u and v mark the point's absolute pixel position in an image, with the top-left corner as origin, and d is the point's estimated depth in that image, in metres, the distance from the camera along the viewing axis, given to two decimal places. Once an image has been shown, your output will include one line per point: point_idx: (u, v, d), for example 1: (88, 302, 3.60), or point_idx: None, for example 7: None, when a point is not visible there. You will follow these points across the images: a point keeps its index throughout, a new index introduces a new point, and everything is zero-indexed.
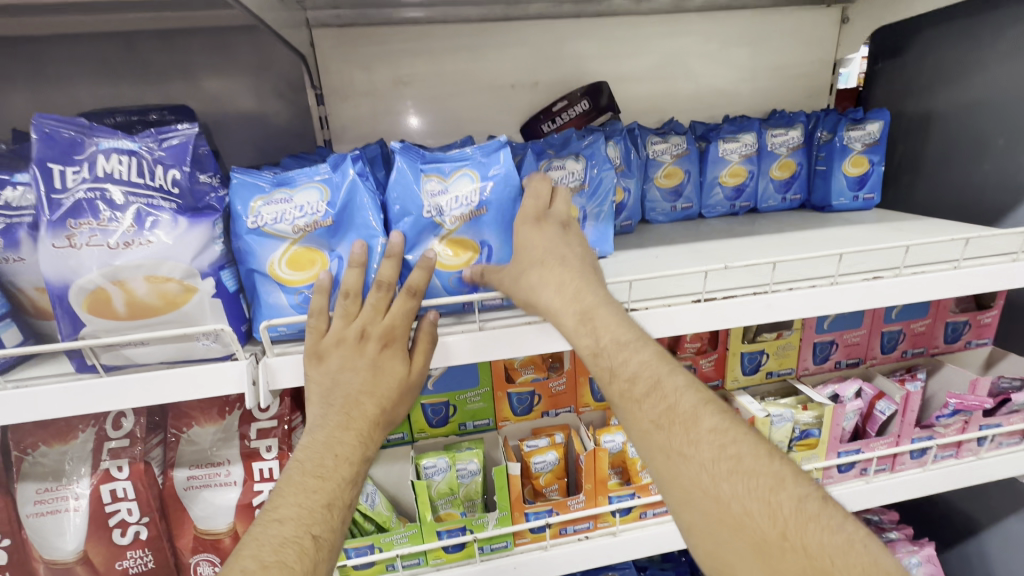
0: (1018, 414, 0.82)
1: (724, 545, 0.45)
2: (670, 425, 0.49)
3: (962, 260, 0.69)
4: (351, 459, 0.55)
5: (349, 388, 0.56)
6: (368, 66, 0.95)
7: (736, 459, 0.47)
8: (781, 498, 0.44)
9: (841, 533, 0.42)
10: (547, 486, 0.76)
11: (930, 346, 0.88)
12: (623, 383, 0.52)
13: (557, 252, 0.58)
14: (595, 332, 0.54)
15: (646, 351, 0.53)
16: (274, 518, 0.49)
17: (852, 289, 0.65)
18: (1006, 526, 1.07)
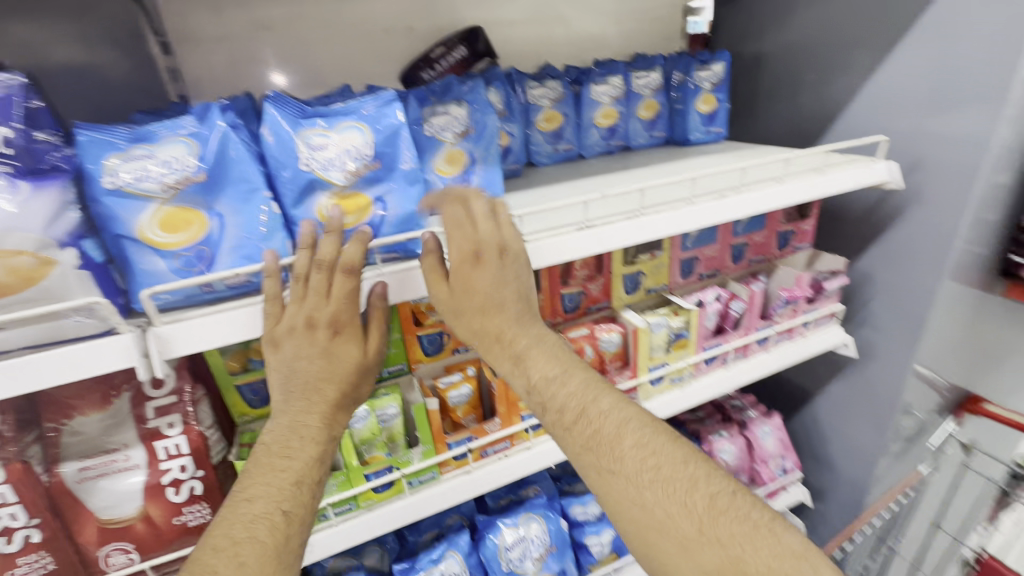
0: (830, 298, 1.04)
1: (654, 546, 0.53)
2: (596, 445, 0.57)
3: (785, 178, 0.84)
4: (316, 440, 0.59)
5: (303, 376, 0.60)
6: (218, 9, 0.87)
7: (657, 470, 0.55)
8: (696, 498, 0.53)
9: (748, 521, 0.51)
10: (465, 416, 0.82)
11: (768, 254, 1.05)
12: (555, 415, 0.60)
13: (488, 307, 0.63)
14: (526, 371, 0.62)
15: (572, 383, 0.61)
16: (246, 498, 0.53)
17: (705, 208, 0.77)
18: (829, 390, 1.36)
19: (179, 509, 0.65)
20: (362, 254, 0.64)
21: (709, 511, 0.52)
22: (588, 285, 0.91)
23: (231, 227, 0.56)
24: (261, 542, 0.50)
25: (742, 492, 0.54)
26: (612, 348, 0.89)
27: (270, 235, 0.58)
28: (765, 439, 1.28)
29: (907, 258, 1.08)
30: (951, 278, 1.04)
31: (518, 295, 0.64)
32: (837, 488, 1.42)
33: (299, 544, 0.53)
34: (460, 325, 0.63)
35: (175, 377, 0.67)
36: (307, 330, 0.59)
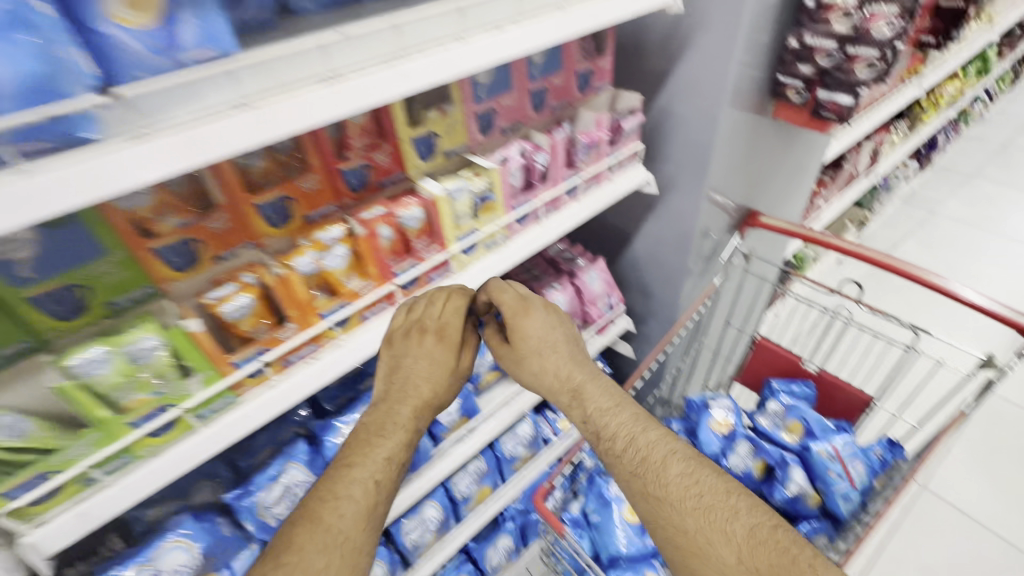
0: (628, 139, 1.06)
1: (693, 557, 0.63)
2: (644, 470, 0.69)
3: (567, 4, 0.76)
4: (407, 427, 0.77)
5: (430, 379, 0.81)
6: None
7: (698, 498, 0.65)
8: (734, 527, 0.62)
9: (772, 542, 0.61)
10: (253, 328, 0.70)
11: (570, 99, 1.01)
12: (608, 443, 0.73)
13: (550, 343, 0.83)
14: (581, 404, 0.78)
15: (619, 416, 0.75)
16: (351, 464, 0.72)
17: (479, 45, 0.67)
18: (646, 229, 1.47)
19: None
20: None
21: (748, 541, 0.61)
22: (373, 155, 0.79)
23: None
24: (353, 501, 0.67)
25: (786, 529, 0.62)
26: (414, 225, 0.81)
27: None
28: (590, 283, 1.39)
29: (696, 89, 1.12)
30: (730, 105, 1.11)
31: (572, 347, 0.84)
32: (655, 312, 1.63)
33: (383, 508, 0.70)
34: (519, 365, 0.85)
35: None
36: (440, 338, 0.80)
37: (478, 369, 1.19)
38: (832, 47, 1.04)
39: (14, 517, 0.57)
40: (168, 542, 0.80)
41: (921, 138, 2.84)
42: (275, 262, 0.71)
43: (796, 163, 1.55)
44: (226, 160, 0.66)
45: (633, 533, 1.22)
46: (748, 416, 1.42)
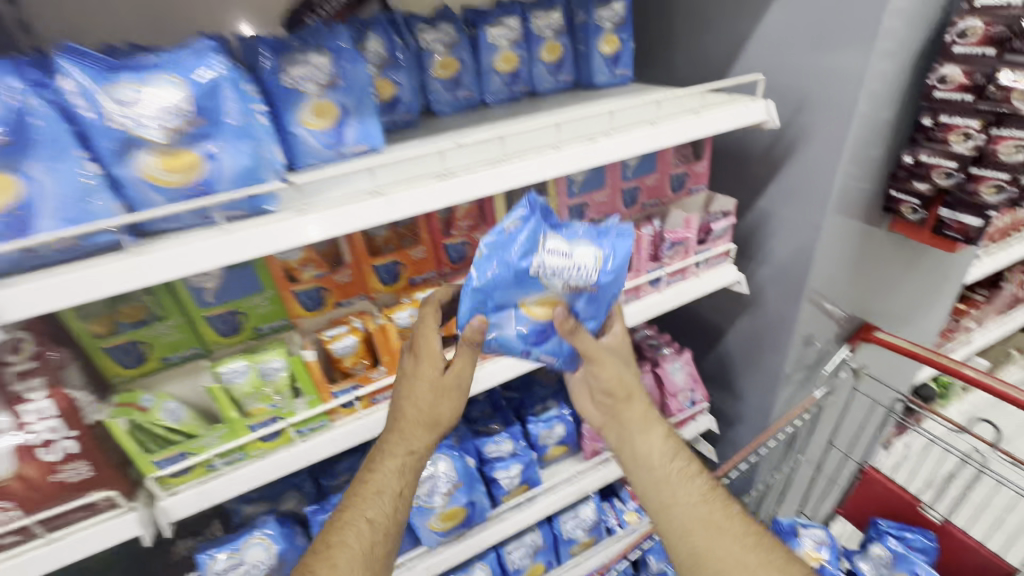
0: (720, 238, 1.08)
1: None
2: (710, 506, 0.75)
3: (658, 120, 0.85)
4: (393, 454, 0.79)
5: (411, 396, 0.78)
6: None
7: (757, 536, 0.73)
8: (789, 564, 0.70)
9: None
10: (353, 365, 0.84)
11: (663, 197, 1.07)
12: (668, 489, 0.76)
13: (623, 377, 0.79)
14: (648, 431, 0.79)
15: (686, 467, 0.78)
16: (349, 506, 0.78)
17: (571, 154, 0.78)
18: (738, 326, 1.42)
19: (56, 466, 0.67)
20: (202, 213, 0.62)
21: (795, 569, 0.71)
22: (474, 235, 0.92)
23: (43, 189, 0.54)
24: (346, 547, 0.73)
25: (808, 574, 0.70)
26: None
27: (94, 196, 0.56)
28: (674, 375, 1.35)
29: (796, 198, 1.13)
30: (832, 212, 1.09)
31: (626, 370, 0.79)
32: (745, 417, 1.52)
33: (378, 548, 0.75)
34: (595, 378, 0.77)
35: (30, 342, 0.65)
36: (416, 355, 0.78)
37: (545, 440, 1.23)
38: (951, 166, 1.00)
39: (158, 483, 0.75)
40: (254, 536, 0.93)
41: None
42: (380, 313, 0.85)
43: (927, 279, 1.42)
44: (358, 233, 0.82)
45: (521, 334, 0.73)
46: (845, 558, 1.26)
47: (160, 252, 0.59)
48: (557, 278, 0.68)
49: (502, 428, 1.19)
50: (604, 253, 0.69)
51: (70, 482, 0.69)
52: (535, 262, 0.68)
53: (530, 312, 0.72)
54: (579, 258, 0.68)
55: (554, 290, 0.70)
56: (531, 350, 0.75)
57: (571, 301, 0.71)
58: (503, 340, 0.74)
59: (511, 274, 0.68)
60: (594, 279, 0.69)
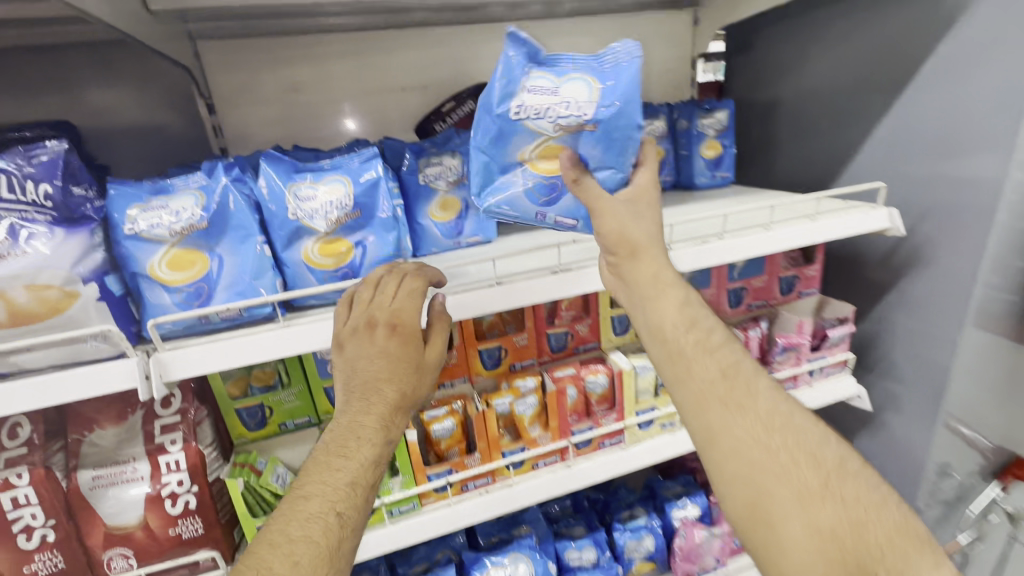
0: (836, 346, 1.00)
1: (767, 494, 0.55)
2: (735, 390, 0.60)
3: (772, 223, 0.85)
4: (371, 442, 0.61)
5: (394, 373, 0.64)
6: (273, 67, 1.09)
7: (786, 417, 0.60)
8: (824, 453, 0.57)
9: (872, 490, 0.55)
10: (448, 449, 0.84)
11: (770, 298, 1.04)
12: (681, 361, 0.62)
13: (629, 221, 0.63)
14: (659, 293, 0.64)
15: (703, 334, 0.64)
16: (306, 496, 0.57)
17: (684, 253, 0.79)
18: (855, 444, 1.27)
19: (174, 520, 0.71)
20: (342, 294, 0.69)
21: (835, 468, 0.57)
22: (575, 325, 0.93)
23: (227, 268, 0.63)
24: (312, 541, 0.53)
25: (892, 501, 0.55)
26: (598, 390, 0.89)
27: (264, 276, 0.64)
28: None
29: (926, 308, 1.04)
30: (975, 325, 0.98)
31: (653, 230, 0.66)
32: None
33: (349, 547, 0.56)
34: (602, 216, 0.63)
35: (180, 398, 0.73)
36: (383, 325, 0.64)
37: (632, 553, 1.11)
38: None
39: None
40: None
41: None
42: (479, 398, 0.86)
43: None
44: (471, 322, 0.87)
45: (528, 191, 0.66)
46: None
47: (303, 328, 0.66)
48: (547, 116, 0.62)
49: (585, 533, 1.10)
50: (601, 84, 0.61)
51: (182, 538, 0.72)
52: (515, 105, 0.62)
53: (536, 166, 0.65)
54: (569, 95, 0.61)
55: (548, 134, 0.63)
56: (546, 210, 0.67)
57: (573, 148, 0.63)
58: (511, 205, 0.67)
59: (506, 120, 0.63)
60: (590, 115, 0.61)
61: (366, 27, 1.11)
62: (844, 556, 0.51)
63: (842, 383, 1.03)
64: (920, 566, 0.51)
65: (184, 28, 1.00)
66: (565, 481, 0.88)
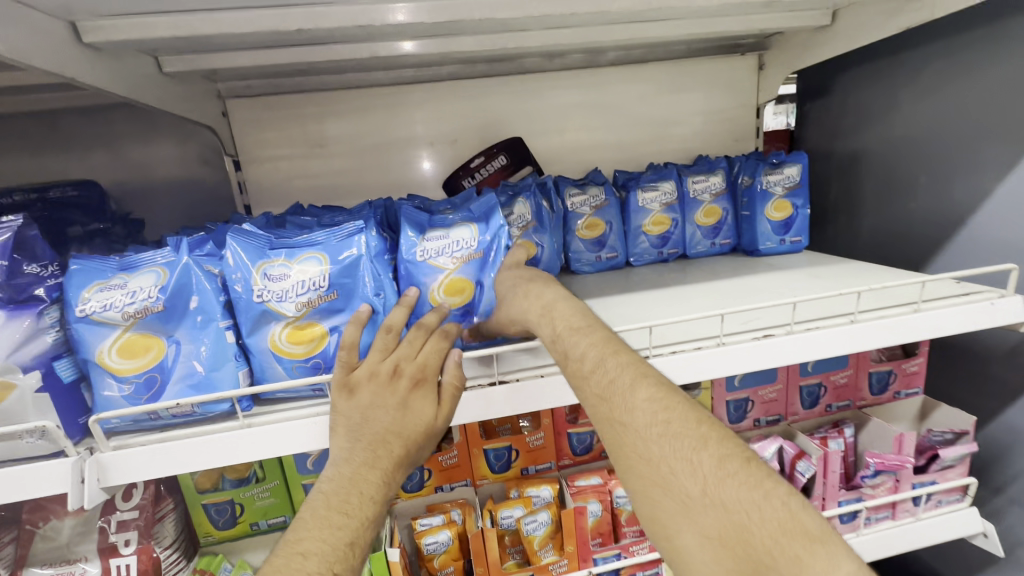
0: (952, 469, 0.77)
1: (657, 506, 0.42)
2: (612, 397, 0.47)
3: (859, 313, 0.67)
4: (376, 498, 0.51)
5: (405, 427, 0.54)
6: (300, 122, 1.06)
7: (668, 425, 0.44)
8: (702, 457, 0.41)
9: (758, 487, 0.39)
10: (441, 568, 0.70)
11: (856, 398, 0.84)
12: (574, 364, 0.51)
13: (538, 279, 0.60)
14: (552, 321, 0.55)
15: (595, 336, 0.52)
16: (302, 554, 0.45)
17: (739, 349, 0.62)
18: None
19: None
20: (314, 387, 0.59)
21: (717, 474, 0.41)
22: None
23: (183, 356, 0.55)
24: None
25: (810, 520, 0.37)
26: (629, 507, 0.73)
27: (225, 365, 0.55)
28: None
29: None
30: None
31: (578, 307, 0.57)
32: None
33: None
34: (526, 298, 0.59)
35: (142, 491, 0.65)
36: (393, 371, 0.56)
37: None
38: None
39: None
40: None
41: None
42: (482, 507, 0.72)
43: None
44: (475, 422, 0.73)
45: None
46: None
47: (264, 429, 0.56)
48: (444, 251, 0.65)
49: None
50: (476, 223, 0.68)
51: None
52: (417, 247, 0.65)
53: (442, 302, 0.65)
54: (457, 235, 0.66)
55: (448, 269, 0.65)
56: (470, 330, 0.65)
57: (470, 275, 0.66)
58: None
59: (410, 266, 0.64)
60: (477, 246, 0.66)
61: (388, 81, 1.06)
62: (740, 564, 0.37)
63: (962, 518, 0.78)
64: (836, 569, 0.35)
65: (213, 86, 0.99)
66: None
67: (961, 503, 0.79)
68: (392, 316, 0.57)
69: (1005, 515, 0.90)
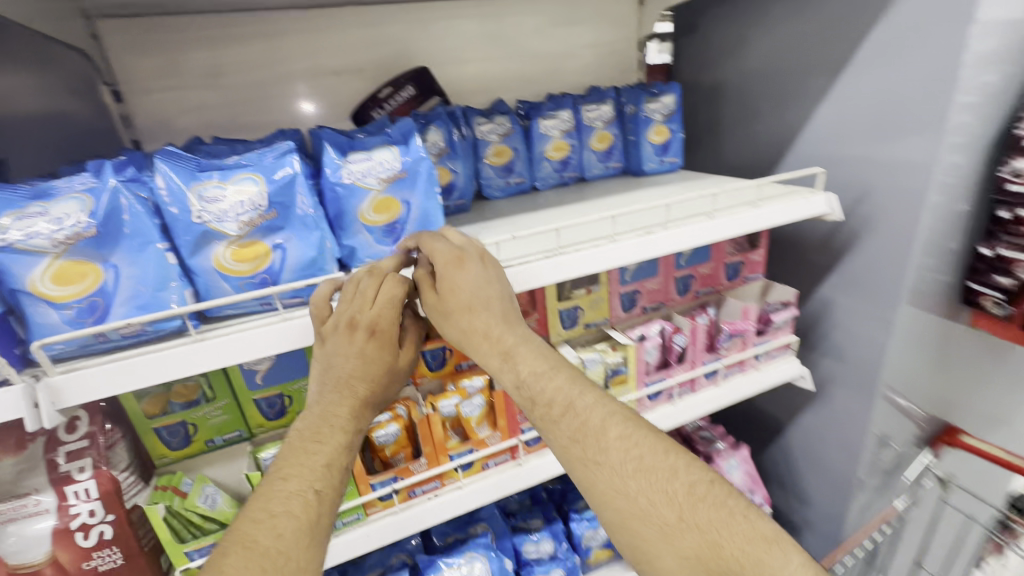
0: (779, 330, 1.03)
1: (638, 536, 0.55)
2: (583, 438, 0.60)
3: (714, 212, 0.84)
4: (346, 428, 0.62)
5: (365, 372, 0.65)
6: (186, 48, 0.99)
7: (640, 460, 0.58)
8: (676, 486, 0.56)
9: (723, 508, 0.54)
10: (393, 455, 0.81)
11: (716, 285, 1.04)
12: (545, 411, 0.63)
13: (485, 290, 0.66)
14: (514, 367, 0.66)
15: (557, 379, 0.65)
16: (283, 477, 0.56)
17: (627, 244, 0.77)
18: (800, 421, 1.30)
19: (89, 553, 0.66)
20: (264, 301, 0.64)
21: (687, 498, 0.55)
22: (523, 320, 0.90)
23: (126, 279, 0.57)
24: (294, 516, 0.53)
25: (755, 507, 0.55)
26: None
27: (170, 285, 0.58)
28: (730, 473, 1.24)
29: (863, 289, 1.07)
30: (908, 303, 1.01)
31: (525, 334, 0.69)
32: (813, 523, 1.35)
33: (327, 524, 0.55)
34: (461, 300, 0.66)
35: (87, 422, 0.67)
36: (354, 328, 0.63)
37: (589, 542, 1.11)
38: None
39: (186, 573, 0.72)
40: None
41: None
42: (424, 400, 0.83)
43: None
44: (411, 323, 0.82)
45: (375, 242, 0.73)
46: None
47: (218, 341, 0.60)
48: (368, 173, 0.71)
49: (543, 525, 1.10)
50: (396, 145, 0.73)
51: (100, 570, 0.67)
52: (344, 170, 0.70)
53: (371, 221, 0.72)
54: (379, 156, 0.71)
55: (376, 190, 0.71)
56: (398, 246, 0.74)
57: (395, 195, 0.73)
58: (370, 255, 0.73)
59: (340, 189, 0.69)
60: (400, 167, 0.72)
61: (283, 5, 1.02)
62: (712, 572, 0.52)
63: (787, 366, 1.05)
64: (792, 565, 0.50)
65: (76, 5, 0.89)
66: (515, 478, 0.86)
67: (786, 354, 1.07)
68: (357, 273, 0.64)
69: (819, 365, 1.21)
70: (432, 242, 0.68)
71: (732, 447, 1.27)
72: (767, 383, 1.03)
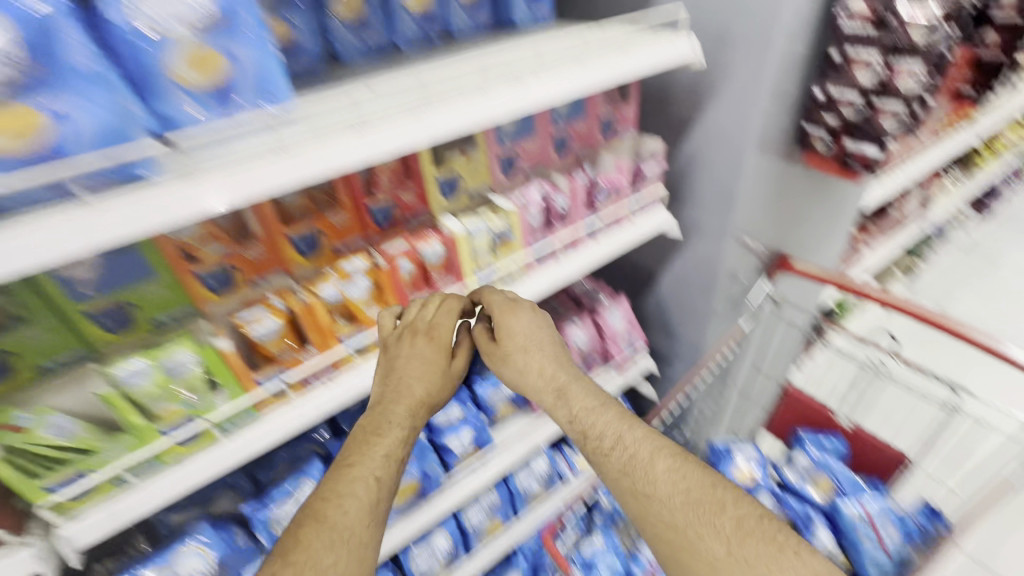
0: (650, 183, 1.08)
1: (689, 565, 0.63)
2: (632, 470, 0.69)
3: (587, 61, 0.81)
4: (401, 424, 0.75)
5: (419, 375, 0.80)
6: None
7: (687, 494, 0.66)
8: (723, 520, 0.63)
9: (775, 543, 0.60)
10: (278, 350, 0.75)
11: (592, 143, 1.05)
12: (595, 442, 0.74)
13: (535, 347, 0.84)
14: (569, 404, 0.78)
15: (606, 413, 0.75)
16: (350, 463, 0.70)
17: (498, 96, 0.72)
18: (669, 270, 1.45)
19: None
20: (58, 189, 0.51)
21: (736, 533, 0.62)
22: (399, 194, 0.85)
23: None
24: (355, 496, 0.66)
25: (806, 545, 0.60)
26: (435, 259, 0.85)
27: None
28: (612, 321, 1.38)
29: (721, 139, 1.14)
30: (755, 149, 1.11)
31: (556, 347, 0.85)
32: (680, 353, 1.58)
33: (384, 507, 0.68)
34: (511, 317, 0.84)
35: None
36: (425, 331, 0.80)
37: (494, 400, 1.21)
38: (855, 98, 1.03)
39: (53, 509, 0.64)
40: (191, 546, 0.85)
41: (977, 181, 2.73)
42: (302, 289, 0.76)
43: (836, 212, 1.46)
44: (268, 205, 0.73)
45: (199, 107, 0.57)
46: (775, 469, 1.37)
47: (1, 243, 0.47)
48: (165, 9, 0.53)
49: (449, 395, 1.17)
50: None
51: None
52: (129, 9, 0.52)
53: (187, 80, 0.56)
54: None
55: (183, 36, 0.54)
56: (230, 108, 0.60)
57: (217, 46, 0.56)
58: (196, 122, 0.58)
59: (128, 37, 0.52)
60: (214, 7, 0.55)
61: None
62: None
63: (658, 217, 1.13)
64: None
65: None
66: None
67: (656, 206, 1.14)
68: (410, 299, 0.83)
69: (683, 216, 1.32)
70: (494, 292, 0.87)
71: (613, 298, 1.40)
72: (642, 234, 1.11)
